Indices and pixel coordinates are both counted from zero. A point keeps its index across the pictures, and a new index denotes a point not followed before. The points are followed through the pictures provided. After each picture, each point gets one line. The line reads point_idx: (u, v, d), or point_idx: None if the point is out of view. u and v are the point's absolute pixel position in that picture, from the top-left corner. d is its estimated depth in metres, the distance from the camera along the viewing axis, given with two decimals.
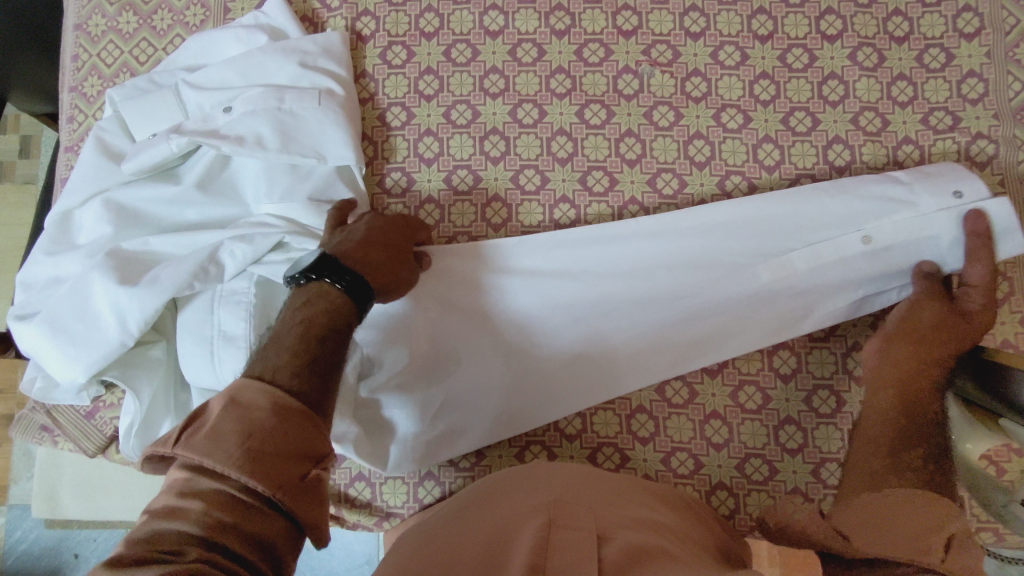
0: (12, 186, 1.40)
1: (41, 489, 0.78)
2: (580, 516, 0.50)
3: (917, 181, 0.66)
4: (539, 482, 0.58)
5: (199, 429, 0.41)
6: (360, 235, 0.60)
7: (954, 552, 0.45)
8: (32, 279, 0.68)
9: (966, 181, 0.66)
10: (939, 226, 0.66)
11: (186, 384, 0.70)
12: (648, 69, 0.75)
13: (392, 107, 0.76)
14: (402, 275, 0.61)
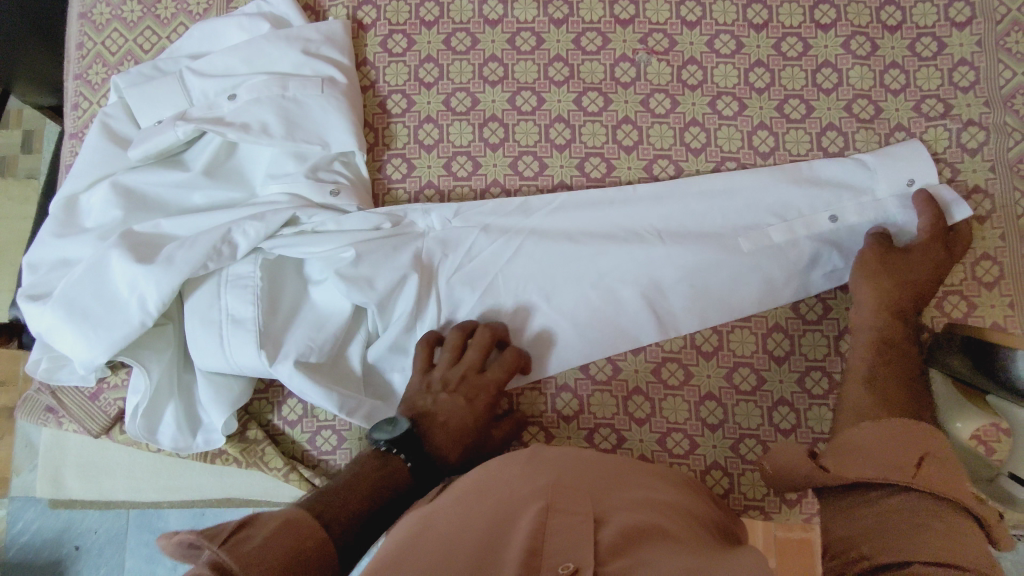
0: (14, 180, 1.42)
1: (45, 472, 0.76)
2: (578, 497, 0.50)
3: (879, 164, 0.71)
4: (536, 458, 0.57)
5: (247, 537, 0.44)
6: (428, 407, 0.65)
7: (930, 467, 0.51)
8: (39, 262, 0.69)
9: (923, 159, 0.70)
10: (896, 211, 0.70)
11: (191, 366, 0.72)
12: (645, 58, 0.76)
13: (392, 94, 0.77)
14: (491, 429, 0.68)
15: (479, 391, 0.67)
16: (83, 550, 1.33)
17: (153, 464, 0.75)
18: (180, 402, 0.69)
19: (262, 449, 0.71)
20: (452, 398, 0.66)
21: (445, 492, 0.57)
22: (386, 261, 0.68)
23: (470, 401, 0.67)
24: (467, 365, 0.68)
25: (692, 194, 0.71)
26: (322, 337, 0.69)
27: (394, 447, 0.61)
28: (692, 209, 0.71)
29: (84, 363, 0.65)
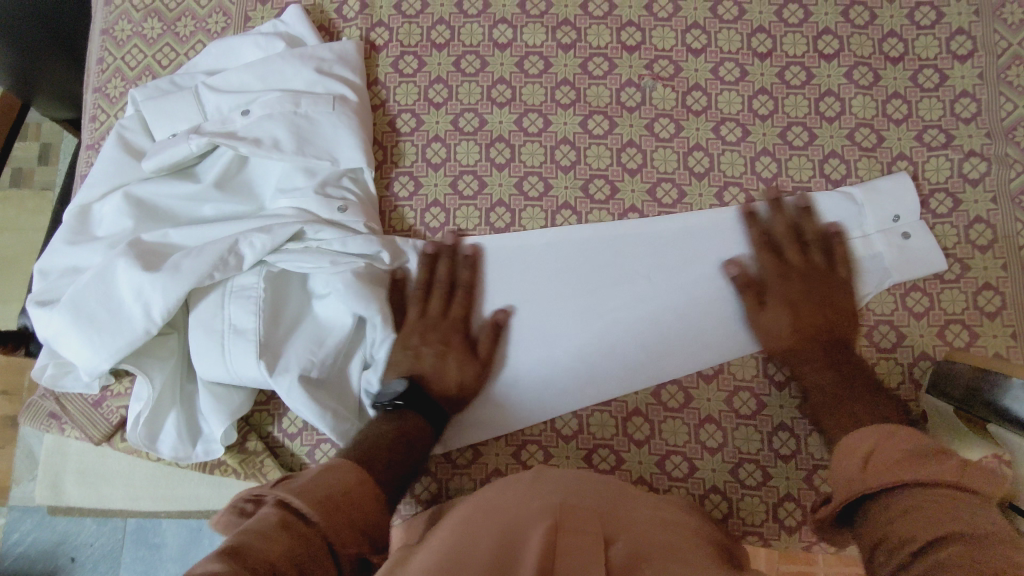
0: (30, 193, 1.45)
1: (47, 476, 0.76)
2: (588, 518, 0.48)
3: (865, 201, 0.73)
4: (547, 481, 0.55)
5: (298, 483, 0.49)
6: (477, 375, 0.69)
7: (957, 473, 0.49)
8: (50, 268, 0.70)
9: (905, 206, 0.73)
10: (883, 249, 0.72)
11: (195, 376, 0.72)
12: (651, 83, 0.77)
13: (401, 113, 0.79)
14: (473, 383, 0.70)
15: (450, 329, 0.71)
16: (78, 562, 1.33)
17: (151, 473, 0.75)
18: (182, 410, 0.70)
19: (261, 461, 0.71)
20: (438, 347, 0.69)
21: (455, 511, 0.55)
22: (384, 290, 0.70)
23: (446, 342, 0.70)
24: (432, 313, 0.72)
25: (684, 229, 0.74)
26: (323, 352, 0.70)
27: (393, 401, 0.66)
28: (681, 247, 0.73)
29: (88, 369, 0.66)
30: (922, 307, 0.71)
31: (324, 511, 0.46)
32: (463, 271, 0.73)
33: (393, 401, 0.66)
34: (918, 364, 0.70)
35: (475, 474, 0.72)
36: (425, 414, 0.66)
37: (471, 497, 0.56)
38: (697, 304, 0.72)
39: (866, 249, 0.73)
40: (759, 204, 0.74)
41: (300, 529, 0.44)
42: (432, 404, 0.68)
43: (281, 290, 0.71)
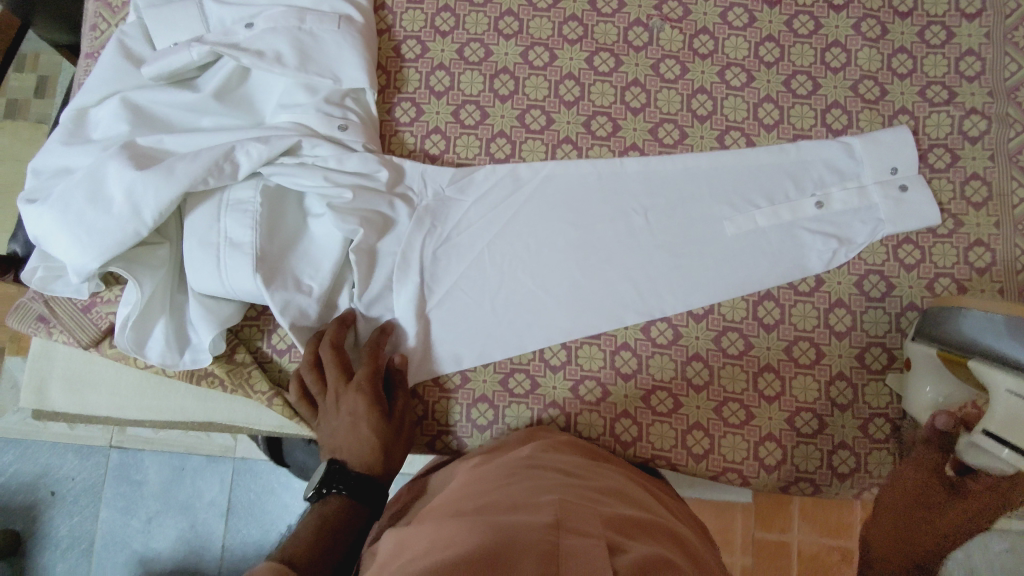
0: (26, 124, 1.43)
1: (32, 379, 0.74)
2: (588, 517, 0.47)
3: (864, 151, 0.73)
4: (539, 475, 0.56)
5: None
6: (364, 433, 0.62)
7: None
8: (43, 167, 0.69)
9: (902, 159, 0.73)
10: (879, 200, 0.72)
11: (184, 289, 0.72)
12: (659, 24, 0.77)
13: (407, 40, 0.78)
14: (365, 429, 0.63)
15: (353, 395, 0.64)
16: (58, 495, 1.36)
17: (140, 383, 0.74)
18: (169, 320, 0.69)
19: (248, 372, 0.71)
20: (345, 423, 0.63)
21: (447, 497, 0.56)
22: (370, 209, 0.70)
23: (355, 413, 0.64)
24: (332, 389, 0.66)
25: (680, 171, 0.74)
26: (319, 271, 0.70)
27: (325, 488, 0.58)
28: (675, 190, 0.74)
29: (76, 269, 0.66)
30: (913, 260, 0.72)
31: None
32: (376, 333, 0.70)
33: (318, 491, 0.58)
34: (905, 315, 0.71)
35: (461, 399, 0.73)
36: (362, 499, 0.59)
37: (458, 488, 0.57)
38: (689, 250, 0.73)
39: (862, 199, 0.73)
40: (757, 149, 0.74)
41: None
42: (368, 484, 0.60)
43: (277, 204, 0.70)
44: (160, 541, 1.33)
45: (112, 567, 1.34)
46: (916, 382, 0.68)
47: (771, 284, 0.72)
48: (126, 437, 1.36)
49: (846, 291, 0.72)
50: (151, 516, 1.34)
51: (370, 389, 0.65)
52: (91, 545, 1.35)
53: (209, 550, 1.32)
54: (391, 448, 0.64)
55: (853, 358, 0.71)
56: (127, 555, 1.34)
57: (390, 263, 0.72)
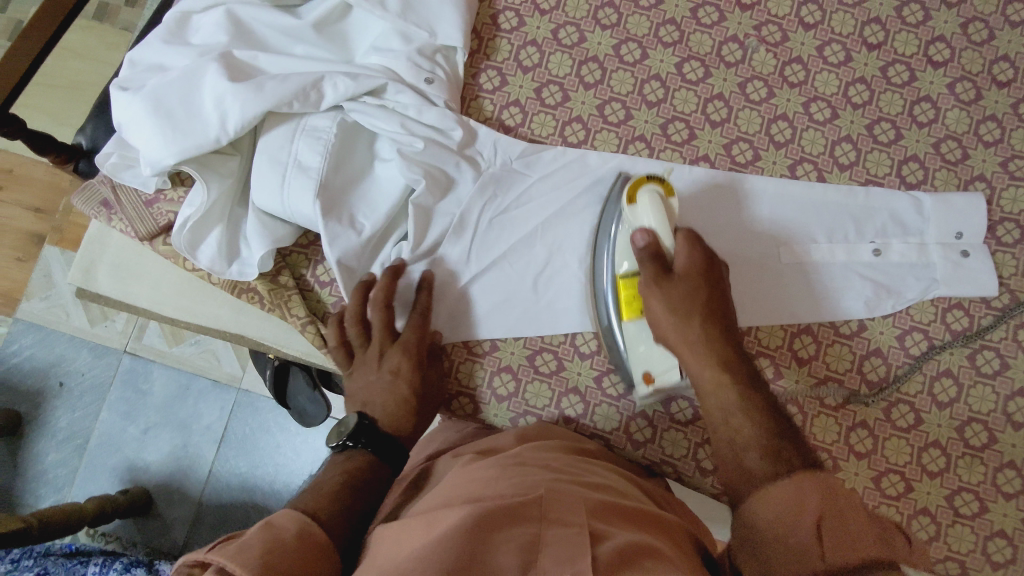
0: (111, 30, 1.47)
1: (83, 258, 0.76)
2: (571, 508, 0.48)
3: (933, 210, 0.73)
4: (528, 468, 0.55)
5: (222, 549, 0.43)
6: (404, 392, 0.67)
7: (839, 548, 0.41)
8: (139, 59, 0.72)
9: (970, 225, 0.72)
10: (938, 260, 0.72)
11: (244, 204, 0.74)
12: (755, 44, 0.77)
13: (506, 10, 0.79)
14: (404, 390, 0.67)
15: (398, 355, 0.68)
16: (65, 387, 1.40)
17: (184, 283, 0.76)
18: (223, 230, 0.71)
19: (288, 295, 0.73)
20: (387, 380, 0.67)
21: (441, 490, 0.55)
22: (438, 164, 0.71)
23: (395, 373, 0.67)
24: (378, 344, 0.69)
25: (746, 194, 0.75)
26: (375, 211, 0.71)
27: (349, 441, 0.62)
28: (736, 211, 0.75)
29: (151, 161, 0.68)
30: (961, 326, 0.71)
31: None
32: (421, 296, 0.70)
33: (343, 442, 0.62)
34: (940, 380, 0.70)
35: (487, 366, 0.74)
36: (384, 456, 0.63)
37: (452, 481, 0.56)
38: (737, 268, 0.74)
39: (922, 256, 0.72)
40: (827, 186, 0.74)
41: None
42: (391, 443, 0.64)
43: (350, 138, 0.72)
44: (153, 452, 1.37)
45: (103, 467, 1.37)
46: (649, 357, 0.67)
47: (812, 320, 0.72)
48: (140, 345, 1.39)
49: (886, 342, 0.72)
50: (149, 426, 1.37)
51: (415, 353, 0.68)
52: (86, 442, 1.38)
53: (197, 471, 1.35)
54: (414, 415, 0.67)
55: (879, 411, 0.70)
56: (117, 459, 1.37)
57: (443, 222, 0.73)
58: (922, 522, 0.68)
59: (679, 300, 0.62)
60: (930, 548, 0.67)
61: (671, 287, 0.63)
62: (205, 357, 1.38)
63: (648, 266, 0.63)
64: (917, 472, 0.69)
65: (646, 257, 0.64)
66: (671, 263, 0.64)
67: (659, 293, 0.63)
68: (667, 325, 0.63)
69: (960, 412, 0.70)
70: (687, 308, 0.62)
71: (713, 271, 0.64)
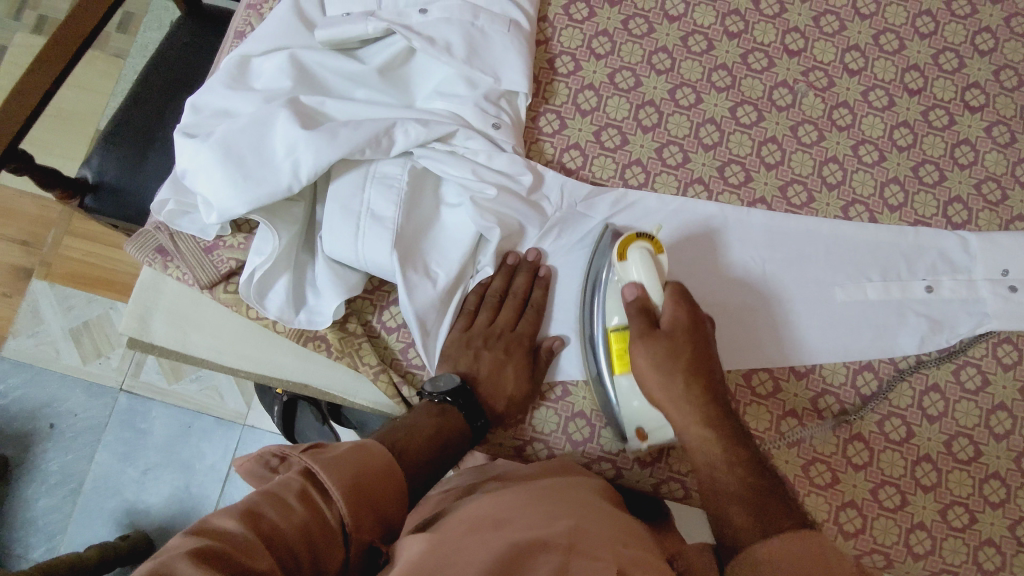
0: (102, 57, 1.45)
1: (137, 306, 0.76)
2: (601, 542, 0.46)
3: (980, 248, 0.76)
4: (558, 501, 0.54)
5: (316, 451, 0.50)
6: (508, 379, 0.69)
7: None
8: (203, 105, 0.71)
9: (1015, 263, 0.76)
10: (988, 295, 0.75)
11: (308, 249, 0.73)
12: (803, 89, 0.80)
13: (562, 55, 0.80)
14: (506, 370, 0.69)
15: (514, 343, 0.71)
16: (56, 430, 1.33)
17: (244, 330, 0.76)
18: (290, 277, 0.70)
19: (358, 343, 0.72)
20: (498, 356, 0.70)
21: (459, 517, 0.53)
22: (508, 210, 0.71)
23: (508, 354, 0.70)
24: (500, 322, 0.71)
25: (729, 263, 0.76)
26: (448, 258, 0.71)
27: (449, 396, 0.66)
28: (723, 282, 0.75)
29: (221, 209, 0.66)
30: (1011, 360, 0.75)
31: (350, 498, 0.47)
32: (538, 292, 0.73)
33: (441, 396, 0.65)
34: (995, 413, 0.74)
35: (559, 411, 0.74)
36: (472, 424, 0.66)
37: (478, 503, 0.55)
38: (798, 306, 0.75)
39: (972, 291, 0.76)
40: (879, 226, 0.77)
41: (267, 525, 0.43)
42: (481, 415, 0.67)
43: (420, 185, 0.71)
44: (152, 494, 1.30)
45: (97, 512, 1.29)
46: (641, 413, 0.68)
47: (872, 356, 0.75)
48: (137, 382, 1.34)
49: (943, 376, 0.74)
50: (148, 467, 1.31)
51: (527, 343, 0.71)
52: (81, 484, 1.31)
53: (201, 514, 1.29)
54: (518, 398, 0.70)
55: (941, 444, 0.73)
56: (114, 503, 1.30)
57: (500, 267, 0.73)
58: (987, 553, 0.71)
59: (663, 357, 0.62)
60: None
61: (654, 342, 0.62)
62: (208, 394, 1.34)
63: (635, 323, 0.63)
64: (980, 503, 0.72)
65: (634, 312, 0.64)
66: (659, 317, 0.64)
67: (643, 348, 0.62)
68: (653, 381, 0.62)
69: (1015, 444, 0.74)
70: (669, 364, 0.61)
71: (701, 331, 0.63)
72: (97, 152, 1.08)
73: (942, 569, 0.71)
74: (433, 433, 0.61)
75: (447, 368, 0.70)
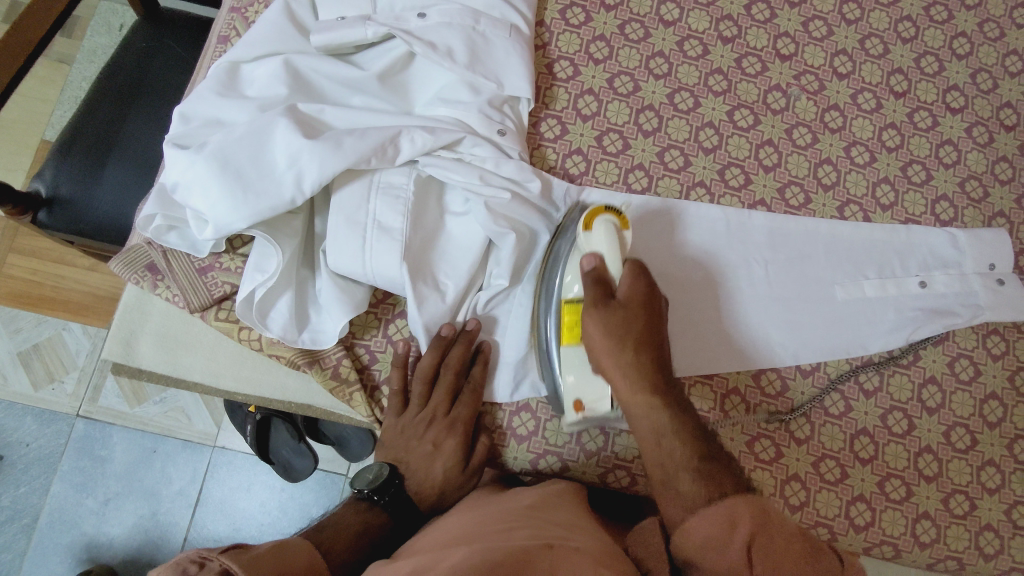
0: (45, 62, 1.35)
1: (120, 329, 0.71)
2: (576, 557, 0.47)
3: (968, 243, 0.79)
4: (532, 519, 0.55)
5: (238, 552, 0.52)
6: (438, 473, 0.68)
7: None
8: (192, 114, 0.67)
9: (1000, 258, 0.79)
10: (978, 288, 0.78)
11: (309, 266, 0.70)
12: (796, 93, 0.81)
13: (561, 60, 0.79)
14: (434, 468, 0.67)
15: (444, 431, 0.68)
16: (6, 462, 1.23)
17: (238, 351, 0.72)
18: (292, 296, 0.67)
19: (351, 393, 0.70)
20: (426, 451, 0.67)
21: (438, 539, 0.55)
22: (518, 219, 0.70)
23: (437, 447, 0.67)
24: (433, 407, 0.68)
25: (684, 242, 0.76)
26: (456, 273, 0.69)
27: (374, 494, 0.65)
28: (680, 259, 0.76)
29: (218, 224, 0.63)
30: (1000, 350, 0.78)
31: None
32: (476, 370, 0.70)
33: (368, 495, 0.65)
34: (988, 402, 0.77)
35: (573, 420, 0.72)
36: (400, 519, 0.66)
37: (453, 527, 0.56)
38: (804, 306, 0.76)
39: (964, 285, 0.78)
40: (873, 225, 0.79)
41: None
42: (413, 507, 0.67)
43: (426, 193, 0.69)
44: (116, 526, 1.22)
45: (56, 548, 1.21)
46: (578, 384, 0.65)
47: (874, 352, 0.76)
48: (95, 407, 1.25)
49: (940, 369, 0.77)
50: (109, 497, 1.23)
51: (461, 431, 0.68)
52: (35, 520, 1.22)
53: (169, 543, 1.21)
54: (448, 489, 0.69)
55: (941, 435, 0.76)
56: (74, 538, 1.22)
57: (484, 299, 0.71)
58: (987, 538, 0.74)
59: (615, 327, 0.60)
60: (997, 561, 0.74)
61: (608, 313, 0.60)
62: (171, 415, 1.26)
63: (590, 292, 0.61)
64: (978, 490, 0.75)
65: (589, 283, 0.62)
66: (615, 290, 0.62)
67: (597, 316, 0.61)
68: (605, 353, 0.61)
69: (1007, 431, 0.77)
70: (620, 336, 0.60)
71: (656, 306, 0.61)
72: (52, 165, 0.99)
73: (947, 556, 0.73)
74: (360, 528, 0.62)
75: (381, 457, 0.69)
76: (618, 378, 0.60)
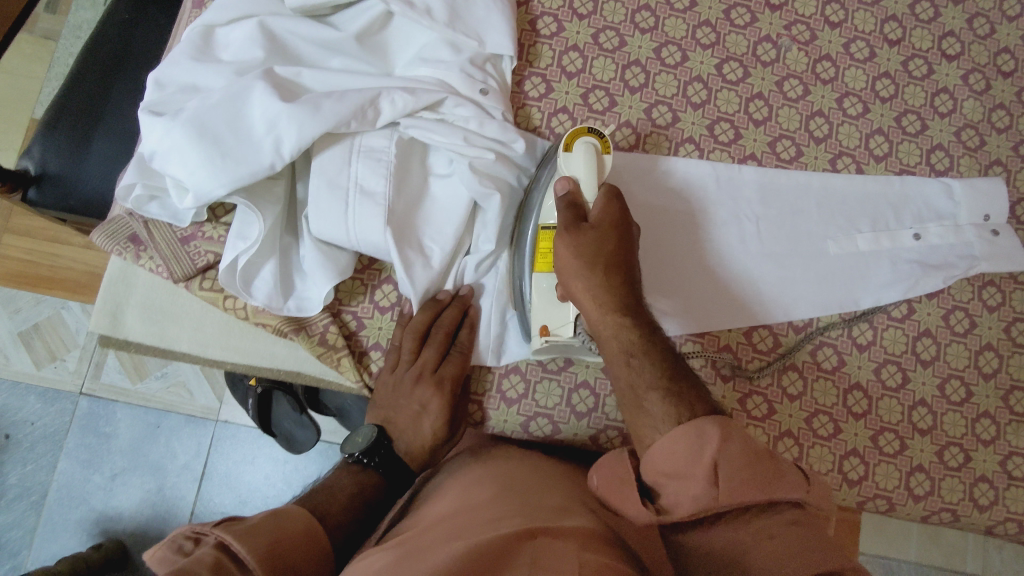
0: (28, 38, 1.33)
1: (106, 302, 0.71)
2: (552, 542, 0.47)
3: (962, 194, 0.78)
4: (521, 503, 0.55)
5: (233, 523, 0.52)
6: (426, 433, 0.68)
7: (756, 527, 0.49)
8: (168, 80, 0.66)
9: (995, 208, 0.78)
10: (974, 239, 0.77)
11: (292, 234, 0.69)
12: (787, 44, 0.79)
13: (544, 15, 0.77)
14: (423, 427, 0.68)
15: (431, 390, 0.67)
16: (12, 440, 1.25)
17: (228, 322, 0.72)
18: (276, 264, 0.66)
19: (339, 359, 0.69)
20: (414, 411, 0.67)
21: (427, 524, 0.55)
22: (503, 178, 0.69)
23: (425, 406, 0.67)
24: (423, 365, 0.68)
25: (668, 176, 0.75)
26: (443, 237, 0.68)
27: (364, 457, 0.66)
28: (661, 189, 0.75)
29: (198, 192, 0.62)
30: (995, 301, 0.77)
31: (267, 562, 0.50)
32: (465, 332, 0.70)
33: (359, 458, 0.66)
34: (983, 353, 0.76)
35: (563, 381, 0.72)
36: (393, 479, 0.67)
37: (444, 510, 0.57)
38: (797, 261, 0.75)
39: (960, 236, 0.77)
40: (867, 179, 0.78)
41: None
42: (404, 467, 0.68)
43: (410, 156, 0.68)
44: (123, 500, 1.23)
45: (65, 523, 1.23)
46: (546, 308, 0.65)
47: (867, 307, 0.75)
48: (98, 384, 1.26)
49: (934, 322, 0.76)
50: (116, 472, 1.24)
51: (450, 392, 0.68)
52: (44, 496, 1.24)
53: (176, 515, 1.23)
54: (437, 449, 0.69)
55: (936, 388, 0.75)
56: (83, 512, 1.23)
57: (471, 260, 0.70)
58: (982, 489, 0.74)
59: (587, 248, 0.60)
60: (992, 512, 0.74)
61: (580, 235, 0.60)
62: (174, 391, 1.27)
63: (563, 215, 0.61)
64: (973, 442, 0.75)
65: (563, 207, 0.61)
66: (587, 214, 0.62)
67: (569, 239, 0.61)
68: (572, 274, 0.61)
69: (1003, 382, 0.76)
70: (591, 257, 0.60)
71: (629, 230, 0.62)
72: (37, 141, 0.99)
73: (941, 508, 0.74)
74: (354, 488, 0.64)
75: (374, 417, 0.69)
76: (587, 300, 0.61)
